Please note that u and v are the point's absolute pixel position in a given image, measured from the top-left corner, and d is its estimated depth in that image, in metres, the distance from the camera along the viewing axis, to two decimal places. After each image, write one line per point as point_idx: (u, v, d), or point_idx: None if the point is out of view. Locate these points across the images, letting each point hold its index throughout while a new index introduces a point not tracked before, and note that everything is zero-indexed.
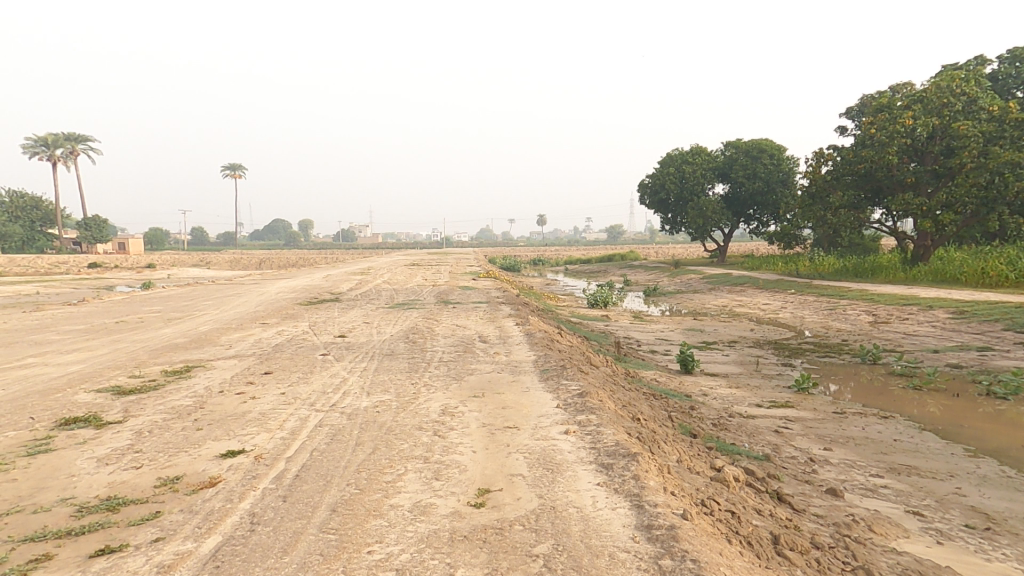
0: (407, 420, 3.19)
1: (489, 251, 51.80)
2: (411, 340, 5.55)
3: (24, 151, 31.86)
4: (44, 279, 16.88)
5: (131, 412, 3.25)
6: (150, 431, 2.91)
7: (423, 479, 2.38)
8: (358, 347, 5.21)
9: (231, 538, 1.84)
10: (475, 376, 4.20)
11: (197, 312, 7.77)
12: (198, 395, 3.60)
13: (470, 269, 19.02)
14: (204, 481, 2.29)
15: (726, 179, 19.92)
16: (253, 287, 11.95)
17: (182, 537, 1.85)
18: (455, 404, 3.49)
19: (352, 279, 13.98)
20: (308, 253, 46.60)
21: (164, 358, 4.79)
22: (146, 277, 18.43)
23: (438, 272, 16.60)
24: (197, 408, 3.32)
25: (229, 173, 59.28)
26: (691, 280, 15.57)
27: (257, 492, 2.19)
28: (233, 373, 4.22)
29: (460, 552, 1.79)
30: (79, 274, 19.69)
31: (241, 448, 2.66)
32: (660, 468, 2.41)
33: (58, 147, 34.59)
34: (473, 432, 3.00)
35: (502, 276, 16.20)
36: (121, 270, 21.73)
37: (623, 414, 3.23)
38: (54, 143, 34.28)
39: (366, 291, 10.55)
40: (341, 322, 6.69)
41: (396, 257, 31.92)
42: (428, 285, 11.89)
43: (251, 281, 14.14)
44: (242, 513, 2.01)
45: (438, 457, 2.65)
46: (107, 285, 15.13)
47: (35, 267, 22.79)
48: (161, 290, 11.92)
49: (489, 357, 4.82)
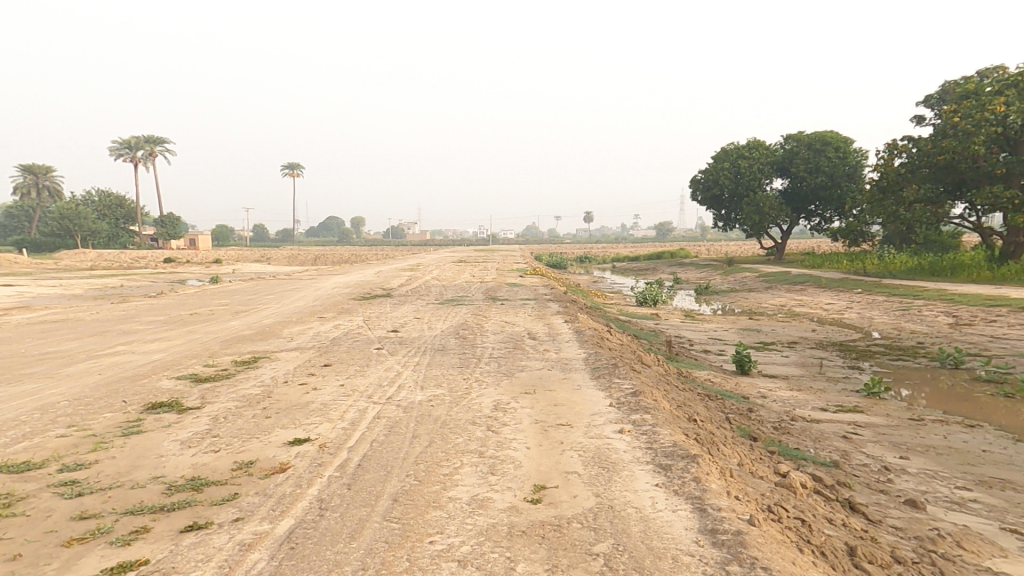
0: (461, 414, 3.23)
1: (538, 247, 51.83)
2: (461, 336, 5.62)
3: (109, 151, 34.62)
4: (124, 272, 18.17)
5: (209, 398, 3.46)
6: (226, 417, 3.08)
7: (480, 473, 2.42)
8: (412, 341, 5.37)
9: (303, 521, 1.92)
10: (525, 373, 4.21)
11: (261, 306, 8.13)
12: (265, 385, 3.78)
13: (519, 265, 19.07)
14: (276, 466, 2.40)
15: (786, 174, 19.15)
16: (311, 282, 12.44)
17: (259, 518, 1.95)
18: (507, 400, 3.52)
19: (403, 274, 14.36)
20: (360, 249, 48.15)
21: (236, 349, 5.09)
22: (214, 272, 19.48)
23: (487, 269, 16.64)
24: (265, 397, 3.48)
25: (291, 173, 62.30)
26: (745, 278, 15.14)
27: (324, 479, 2.29)
28: (296, 365, 4.40)
29: (520, 546, 1.80)
30: (156, 268, 21.11)
31: (307, 436, 2.77)
32: (721, 471, 2.35)
33: (139, 149, 37.03)
34: (526, 428, 3.02)
35: (549, 273, 16.22)
36: (191, 264, 23.43)
37: (679, 415, 3.16)
38: (137, 145, 36.72)
39: (416, 287, 10.78)
40: (394, 317, 6.86)
41: (444, 253, 32.48)
42: (475, 281, 12.01)
43: (308, 276, 14.65)
44: (311, 499, 2.09)
45: (493, 452, 2.68)
46: (180, 279, 16.13)
47: (117, 262, 24.61)
48: (228, 284, 12.55)
49: (538, 354, 4.82)
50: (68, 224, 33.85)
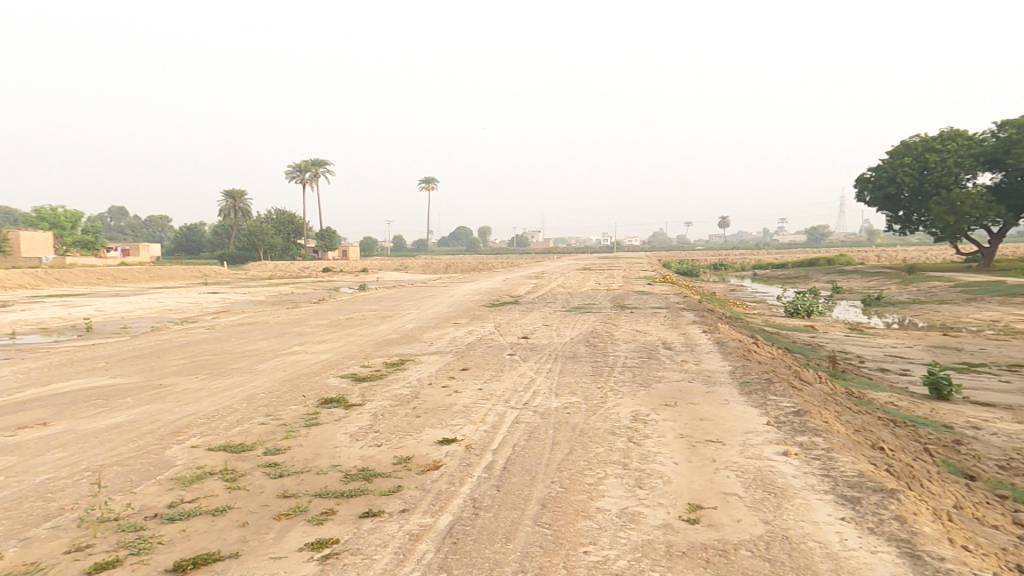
0: (599, 423, 3.12)
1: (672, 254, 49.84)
2: (591, 344, 5.50)
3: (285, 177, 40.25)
4: (290, 281, 20.76)
5: (369, 395, 3.76)
6: (385, 413, 3.29)
7: (626, 485, 2.29)
8: (544, 348, 5.38)
9: (460, 517, 1.95)
10: (663, 384, 3.97)
11: (403, 311, 8.76)
12: (412, 385, 4.00)
13: (648, 273, 18.47)
14: (430, 463, 2.49)
15: (995, 168, 16.41)
16: (446, 289, 13.14)
17: (421, 511, 2.02)
18: (645, 412, 3.33)
19: (529, 282, 14.64)
20: (488, 258, 50.04)
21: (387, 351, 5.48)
22: (362, 280, 21.49)
23: (615, 277, 16.29)
24: (414, 396, 3.69)
25: (426, 186, 66.99)
26: (931, 289, 13.10)
27: (474, 478, 2.32)
28: (438, 368, 4.60)
29: (681, 568, 1.65)
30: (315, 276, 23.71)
31: (453, 436, 2.85)
32: (933, 512, 1.98)
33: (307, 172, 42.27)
34: (670, 442, 2.83)
35: (681, 282, 15.47)
36: (344, 273, 25.97)
37: (860, 440, 2.76)
38: (305, 168, 41.96)
39: (544, 294, 10.86)
40: (523, 324, 6.95)
41: (569, 262, 32.67)
42: (603, 289, 11.81)
43: (443, 284, 15.54)
44: (465, 497, 2.13)
45: (638, 465, 2.53)
46: (334, 286, 18.01)
47: (286, 271, 28.22)
48: (376, 291, 13.72)
49: (676, 365, 4.54)
50: (254, 239, 39.86)
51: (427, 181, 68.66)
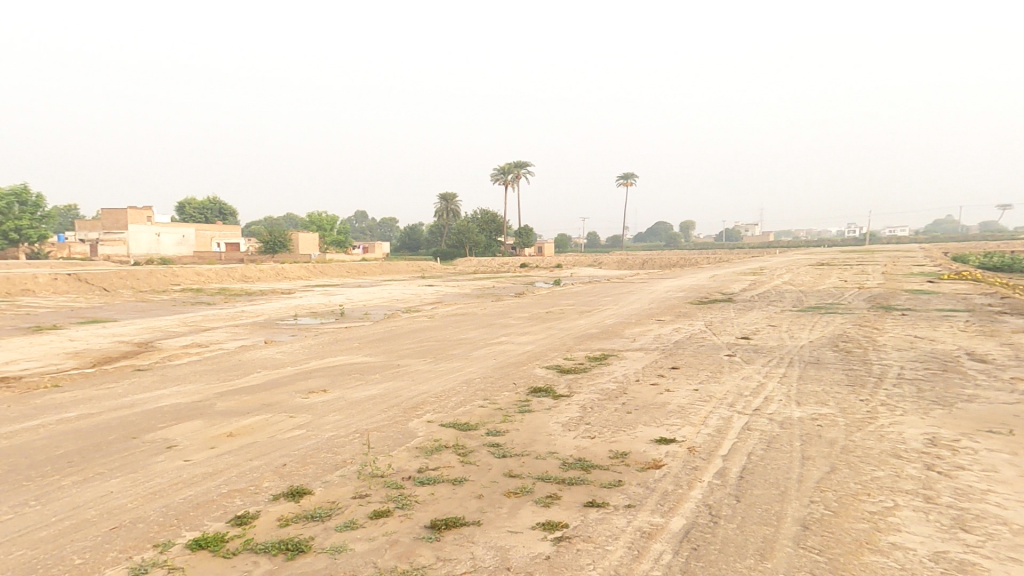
0: (875, 442, 2.94)
1: (932, 250, 40.94)
2: (844, 350, 5.12)
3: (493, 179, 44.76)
4: (495, 275, 22.76)
5: (575, 389, 4.35)
6: (591, 406, 3.82)
7: (932, 521, 2.15)
8: (771, 355, 4.90)
9: (695, 523, 2.20)
10: (982, 407, 3.47)
11: (601, 305, 9.05)
12: (620, 383, 4.32)
13: (900, 270, 15.60)
14: (649, 461, 2.84)
15: None
16: (648, 288, 13.01)
17: (650, 509, 2.34)
18: (953, 437, 2.97)
19: (740, 279, 13.68)
20: (692, 251, 47.33)
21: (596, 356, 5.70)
22: (559, 275, 22.45)
23: (854, 273, 14.19)
24: (622, 394, 4.05)
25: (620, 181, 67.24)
26: None
27: (704, 483, 2.54)
28: (643, 365, 4.80)
29: None
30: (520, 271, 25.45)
31: (673, 436, 3.10)
32: None
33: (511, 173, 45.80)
34: (1013, 478, 2.47)
35: (951, 278, 12.77)
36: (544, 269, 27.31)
37: None
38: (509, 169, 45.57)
39: (763, 292, 10.10)
40: (740, 323, 6.60)
41: (790, 256, 29.16)
42: (839, 289, 10.47)
43: (643, 280, 15.48)
44: (697, 502, 2.36)
45: (951, 500, 2.30)
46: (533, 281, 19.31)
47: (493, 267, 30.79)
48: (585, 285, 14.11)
49: (1001, 384, 3.91)
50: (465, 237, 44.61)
51: (632, 176, 71.67)
